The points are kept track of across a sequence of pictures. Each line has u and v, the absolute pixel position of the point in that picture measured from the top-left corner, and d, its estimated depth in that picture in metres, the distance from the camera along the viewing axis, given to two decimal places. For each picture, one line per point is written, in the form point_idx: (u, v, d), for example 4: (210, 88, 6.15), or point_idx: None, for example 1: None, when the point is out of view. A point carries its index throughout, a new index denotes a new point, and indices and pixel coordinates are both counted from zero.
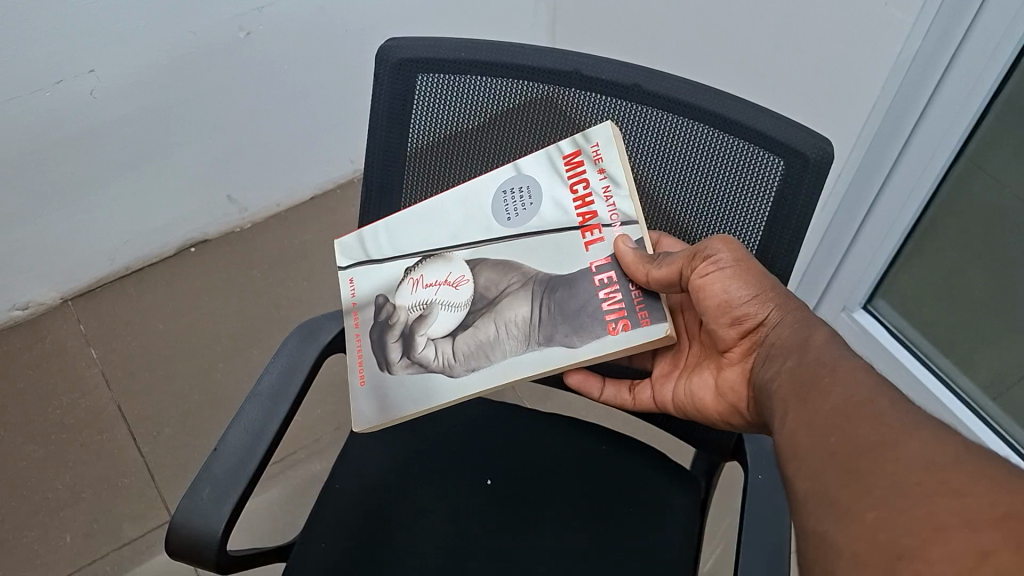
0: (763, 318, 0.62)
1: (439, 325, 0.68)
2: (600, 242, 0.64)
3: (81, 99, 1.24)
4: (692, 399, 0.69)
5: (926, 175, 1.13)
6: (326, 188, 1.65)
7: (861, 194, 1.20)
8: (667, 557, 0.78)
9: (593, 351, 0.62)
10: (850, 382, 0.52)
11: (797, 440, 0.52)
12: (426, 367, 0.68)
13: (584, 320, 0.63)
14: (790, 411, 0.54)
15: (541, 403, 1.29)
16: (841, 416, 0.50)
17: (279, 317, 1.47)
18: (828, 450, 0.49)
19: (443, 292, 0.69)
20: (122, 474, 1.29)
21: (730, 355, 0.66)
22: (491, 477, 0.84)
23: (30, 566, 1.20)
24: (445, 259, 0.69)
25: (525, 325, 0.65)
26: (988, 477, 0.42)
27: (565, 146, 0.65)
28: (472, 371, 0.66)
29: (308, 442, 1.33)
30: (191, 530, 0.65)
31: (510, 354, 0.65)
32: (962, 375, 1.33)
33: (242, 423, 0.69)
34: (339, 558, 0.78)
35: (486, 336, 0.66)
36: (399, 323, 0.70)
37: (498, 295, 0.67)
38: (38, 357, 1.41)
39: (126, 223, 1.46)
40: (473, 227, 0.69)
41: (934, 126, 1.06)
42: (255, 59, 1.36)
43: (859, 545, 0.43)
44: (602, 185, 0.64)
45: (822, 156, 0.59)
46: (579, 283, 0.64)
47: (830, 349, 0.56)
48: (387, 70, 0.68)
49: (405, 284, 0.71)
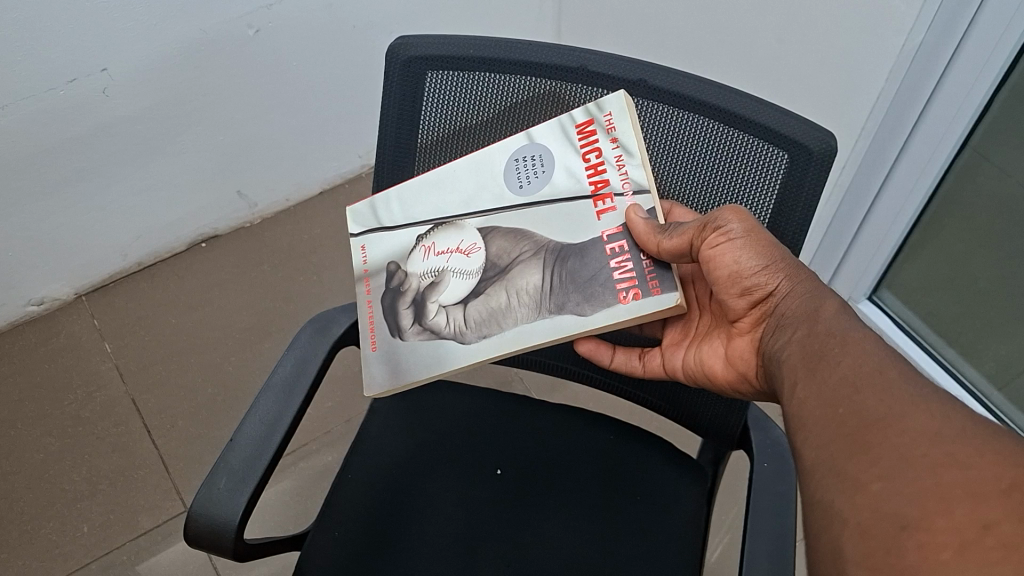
0: (773, 289, 0.62)
1: (450, 292, 0.69)
2: (612, 212, 0.65)
3: (93, 98, 1.25)
4: (702, 368, 0.70)
5: (935, 159, 1.13)
6: (334, 183, 1.67)
7: (869, 180, 1.21)
8: (674, 545, 0.80)
9: (601, 321, 0.62)
10: (859, 354, 0.53)
11: (805, 409, 0.53)
12: (437, 333, 0.69)
13: (596, 289, 0.63)
14: (799, 380, 0.55)
15: (549, 394, 1.31)
16: (849, 386, 0.52)
17: (289, 311, 1.48)
18: (836, 419, 0.50)
19: (455, 260, 0.70)
20: (138, 466, 1.31)
21: (741, 324, 0.66)
22: (501, 468, 0.86)
23: (48, 556, 1.22)
24: (456, 226, 0.70)
25: (537, 293, 0.66)
26: (993, 449, 0.44)
27: (579, 115, 0.66)
28: (483, 338, 0.66)
29: (320, 434, 1.35)
30: (209, 519, 0.66)
31: (521, 321, 0.65)
32: (967, 365, 1.34)
33: (257, 413, 0.71)
34: (351, 546, 0.79)
35: (497, 304, 0.67)
36: (411, 290, 0.71)
37: (510, 264, 0.67)
38: (53, 351, 1.43)
39: (138, 218, 1.47)
40: (485, 194, 0.69)
41: (944, 110, 1.07)
42: (264, 57, 1.37)
43: (867, 516, 0.44)
44: (615, 154, 0.64)
45: (826, 150, 0.60)
46: (591, 251, 0.65)
47: (840, 320, 0.57)
48: (397, 68, 0.69)
49: (417, 252, 0.71)
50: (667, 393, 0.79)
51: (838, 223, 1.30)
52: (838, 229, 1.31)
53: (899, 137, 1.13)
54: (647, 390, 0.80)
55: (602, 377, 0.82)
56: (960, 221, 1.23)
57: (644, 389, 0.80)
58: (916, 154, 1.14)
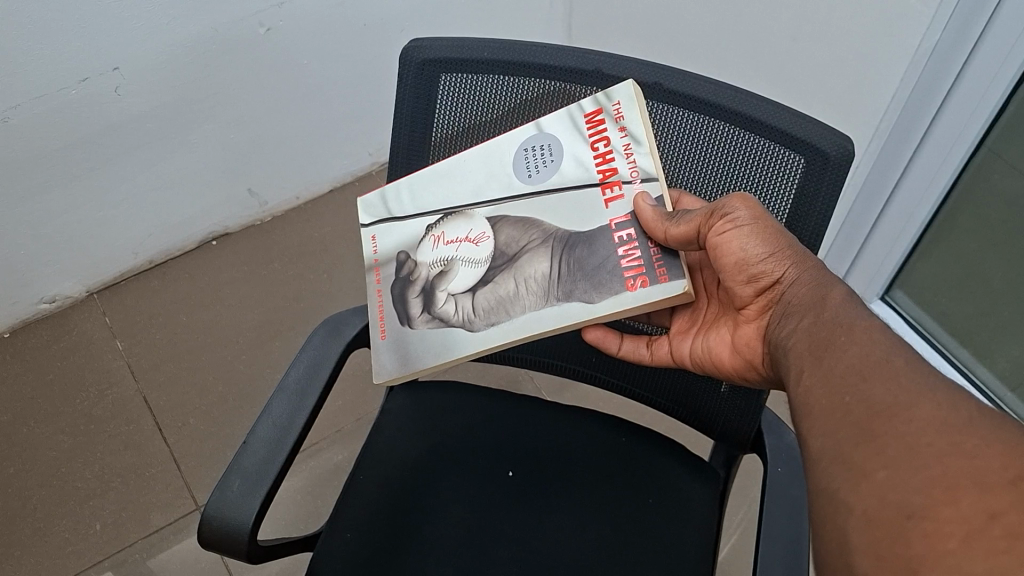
0: (779, 275, 0.61)
1: (459, 281, 0.68)
2: (620, 199, 0.64)
3: (105, 97, 1.25)
4: (709, 356, 0.69)
5: (951, 158, 1.12)
6: (345, 181, 1.66)
7: (884, 176, 1.20)
8: (684, 547, 0.80)
9: (608, 307, 0.61)
10: (867, 341, 0.53)
11: (813, 398, 0.53)
12: (447, 322, 0.68)
13: (603, 277, 0.62)
14: (805, 369, 0.55)
15: (558, 394, 1.30)
16: (856, 375, 0.51)
17: (299, 310, 1.49)
18: (844, 408, 0.50)
19: (464, 249, 0.69)
20: (149, 464, 1.31)
21: (747, 311, 0.65)
22: (512, 469, 0.86)
23: (61, 553, 1.23)
24: (465, 216, 0.69)
25: (544, 281, 0.65)
26: (1000, 439, 0.43)
27: (586, 105, 0.65)
28: (491, 325, 0.65)
29: (331, 433, 1.35)
30: (222, 521, 0.66)
31: (530, 309, 0.64)
32: (980, 366, 1.33)
33: (270, 416, 0.71)
34: (363, 548, 0.79)
35: (506, 292, 0.66)
36: (419, 279, 0.70)
37: (518, 252, 0.67)
38: (66, 349, 1.44)
39: (150, 216, 1.47)
40: (494, 184, 0.68)
41: (960, 108, 1.06)
42: (274, 56, 1.37)
43: (873, 505, 0.44)
44: (623, 143, 0.64)
45: (843, 154, 0.59)
46: (599, 239, 0.63)
47: (847, 309, 0.56)
48: (412, 70, 0.69)
49: (426, 241, 0.71)
50: (676, 391, 0.78)
51: (851, 220, 1.29)
52: (852, 227, 1.31)
53: (914, 134, 1.12)
54: (657, 390, 0.79)
55: (609, 377, 0.82)
56: (973, 221, 1.22)
57: (654, 388, 0.79)
58: (930, 155, 1.13)
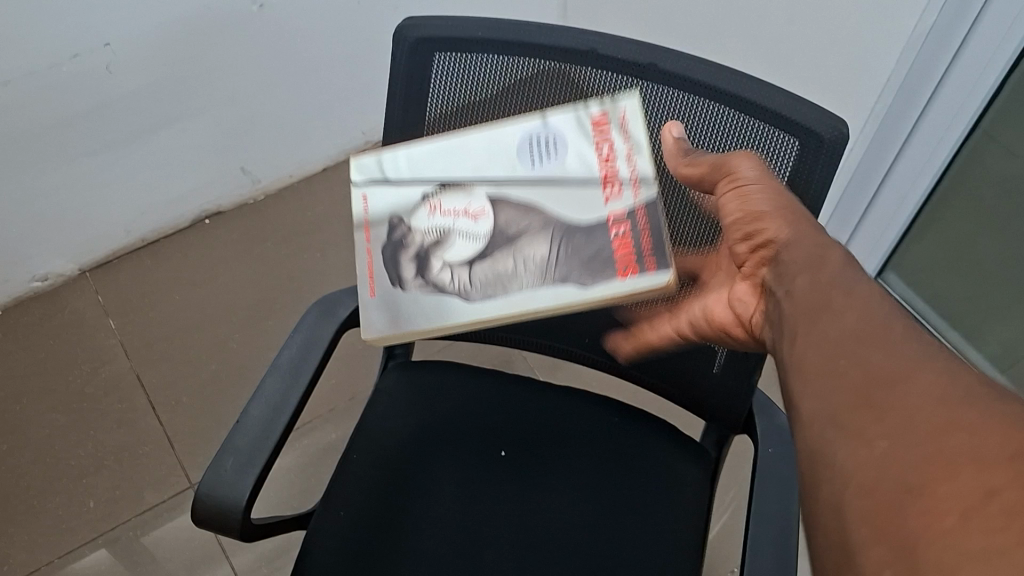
0: (775, 236, 0.58)
1: (456, 253, 0.65)
2: (620, 197, 0.62)
3: (97, 74, 1.25)
4: (708, 325, 0.65)
5: (945, 141, 1.13)
6: (338, 160, 1.66)
7: (879, 158, 1.20)
8: (676, 527, 0.81)
9: (596, 294, 0.58)
10: (864, 308, 0.49)
11: (804, 359, 0.49)
12: (441, 290, 0.64)
13: (598, 265, 0.59)
14: (798, 333, 0.51)
15: (551, 374, 1.31)
16: (851, 338, 0.48)
17: (293, 289, 1.49)
18: (837, 371, 0.46)
19: (461, 222, 0.65)
20: (142, 442, 1.32)
21: (745, 276, 0.62)
22: (505, 449, 0.86)
23: (54, 531, 1.23)
24: (465, 189, 0.66)
25: (542, 263, 0.61)
26: None
27: (594, 108, 0.65)
28: (486, 298, 0.62)
29: (324, 412, 1.35)
30: (216, 500, 0.66)
31: (526, 288, 0.61)
32: (971, 347, 1.34)
33: (264, 395, 0.71)
34: (357, 526, 0.80)
35: (503, 269, 0.62)
36: (413, 246, 0.66)
37: (517, 233, 0.63)
38: (58, 327, 1.44)
39: (143, 194, 1.47)
40: (496, 164, 0.65)
41: (955, 92, 1.06)
42: (268, 33, 1.36)
43: None
44: (625, 148, 0.63)
45: (838, 137, 0.59)
46: (598, 230, 0.61)
47: (846, 272, 0.53)
48: (406, 49, 0.69)
49: (422, 209, 0.67)
50: (668, 373, 0.78)
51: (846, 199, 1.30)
52: (847, 209, 1.31)
53: (910, 117, 1.12)
54: (650, 371, 0.79)
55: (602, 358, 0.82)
56: (967, 203, 1.23)
57: (647, 369, 0.80)
58: (926, 135, 1.13)
